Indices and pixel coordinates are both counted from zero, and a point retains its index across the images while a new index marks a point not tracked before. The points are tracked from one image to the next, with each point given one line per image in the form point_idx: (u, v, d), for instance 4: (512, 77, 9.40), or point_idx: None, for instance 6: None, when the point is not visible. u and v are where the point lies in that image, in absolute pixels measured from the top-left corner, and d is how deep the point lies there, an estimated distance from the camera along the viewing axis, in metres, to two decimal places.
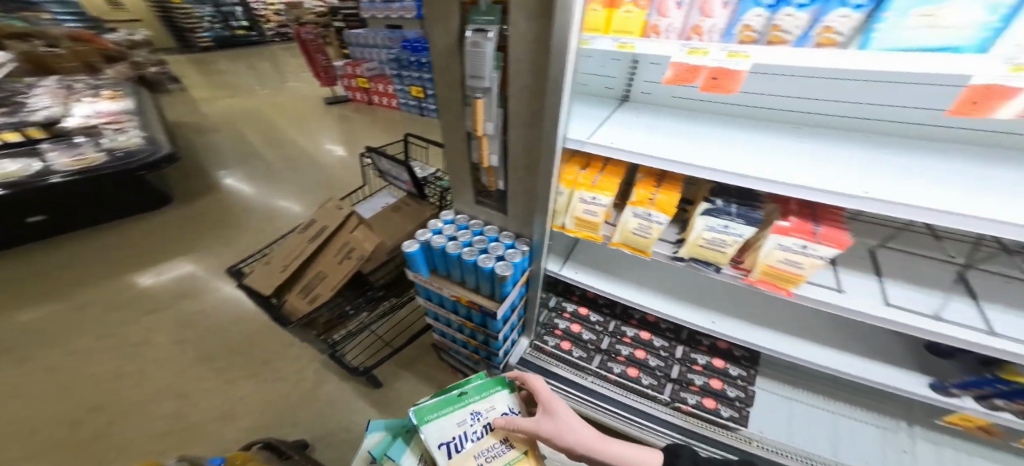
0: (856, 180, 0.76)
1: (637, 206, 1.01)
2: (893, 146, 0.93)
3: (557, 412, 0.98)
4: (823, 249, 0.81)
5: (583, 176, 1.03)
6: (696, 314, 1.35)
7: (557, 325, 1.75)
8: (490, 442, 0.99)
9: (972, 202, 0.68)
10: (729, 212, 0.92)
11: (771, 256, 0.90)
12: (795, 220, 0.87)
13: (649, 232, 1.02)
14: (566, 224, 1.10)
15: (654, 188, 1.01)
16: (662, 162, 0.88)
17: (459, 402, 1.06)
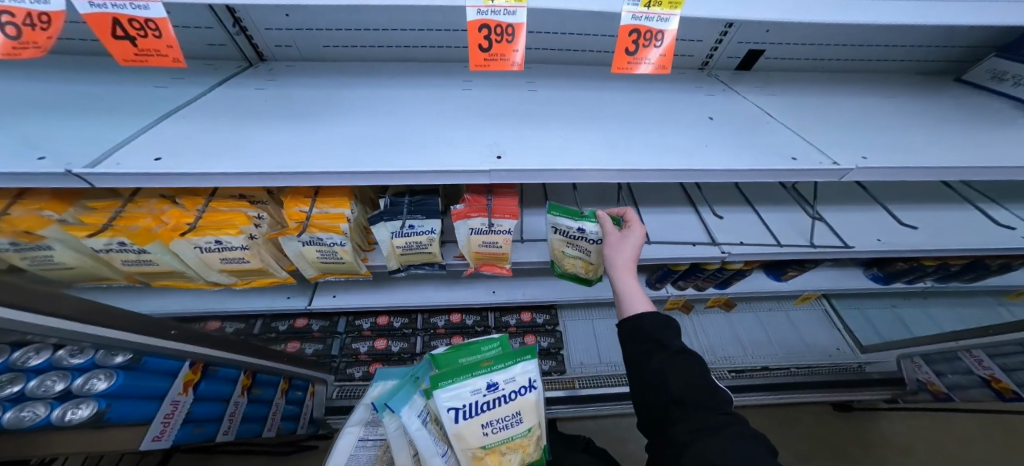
0: (487, 142, 0.67)
1: (290, 235, 0.71)
2: (525, 82, 0.90)
3: (626, 239, 0.71)
4: (505, 223, 0.74)
5: (161, 220, 0.66)
6: (473, 292, 1.22)
7: (358, 351, 1.34)
8: (511, 411, 0.78)
9: (555, 139, 0.69)
10: (401, 211, 0.73)
11: (471, 243, 0.79)
12: (469, 199, 0.77)
13: (338, 257, 0.77)
14: (223, 280, 0.77)
15: (308, 200, 0.72)
16: (266, 177, 0.58)
17: (482, 370, 0.75)
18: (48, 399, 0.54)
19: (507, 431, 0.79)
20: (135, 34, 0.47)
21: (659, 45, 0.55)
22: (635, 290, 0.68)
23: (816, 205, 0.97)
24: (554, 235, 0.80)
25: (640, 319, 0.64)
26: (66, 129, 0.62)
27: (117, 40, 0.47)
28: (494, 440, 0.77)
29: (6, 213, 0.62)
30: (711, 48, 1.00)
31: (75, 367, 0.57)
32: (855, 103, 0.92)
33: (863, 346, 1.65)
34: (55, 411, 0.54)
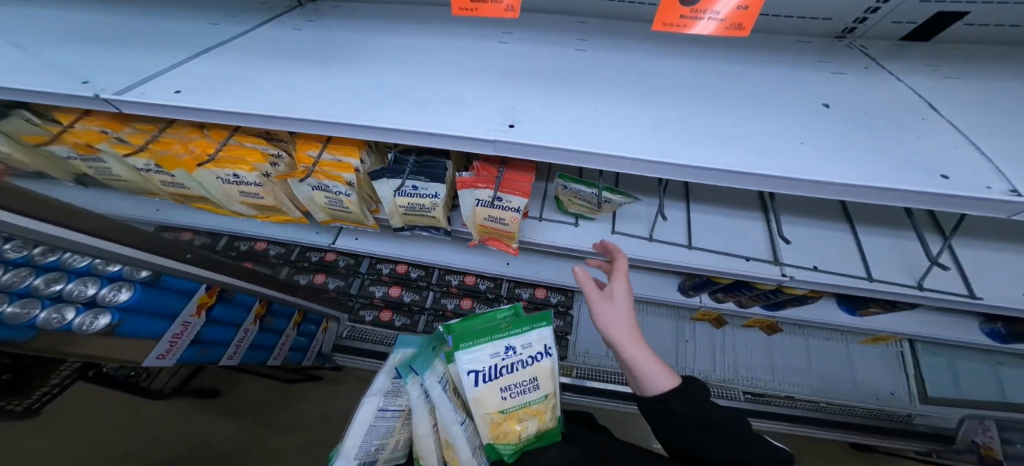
0: (499, 108, 0.57)
1: (297, 178, 0.70)
2: (574, 40, 0.73)
3: (609, 302, 0.55)
4: (513, 200, 0.65)
5: (188, 149, 0.68)
6: (486, 259, 1.15)
7: (373, 295, 1.45)
8: (528, 377, 0.68)
9: (590, 112, 0.56)
10: (404, 171, 0.68)
11: (477, 215, 0.73)
12: (480, 166, 0.70)
13: (344, 206, 0.76)
14: (244, 211, 0.80)
15: (318, 145, 0.69)
16: (264, 120, 0.56)
17: (498, 332, 0.67)
18: (77, 304, 0.66)
19: (525, 398, 0.68)
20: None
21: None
22: (650, 361, 0.51)
23: (950, 241, 0.64)
24: (562, 190, 0.77)
25: (666, 402, 0.50)
26: (109, 61, 0.63)
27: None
28: (512, 405, 0.67)
29: (71, 127, 0.68)
30: (867, 10, 0.65)
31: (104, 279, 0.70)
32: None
33: (925, 396, 1.38)
34: (77, 319, 0.66)
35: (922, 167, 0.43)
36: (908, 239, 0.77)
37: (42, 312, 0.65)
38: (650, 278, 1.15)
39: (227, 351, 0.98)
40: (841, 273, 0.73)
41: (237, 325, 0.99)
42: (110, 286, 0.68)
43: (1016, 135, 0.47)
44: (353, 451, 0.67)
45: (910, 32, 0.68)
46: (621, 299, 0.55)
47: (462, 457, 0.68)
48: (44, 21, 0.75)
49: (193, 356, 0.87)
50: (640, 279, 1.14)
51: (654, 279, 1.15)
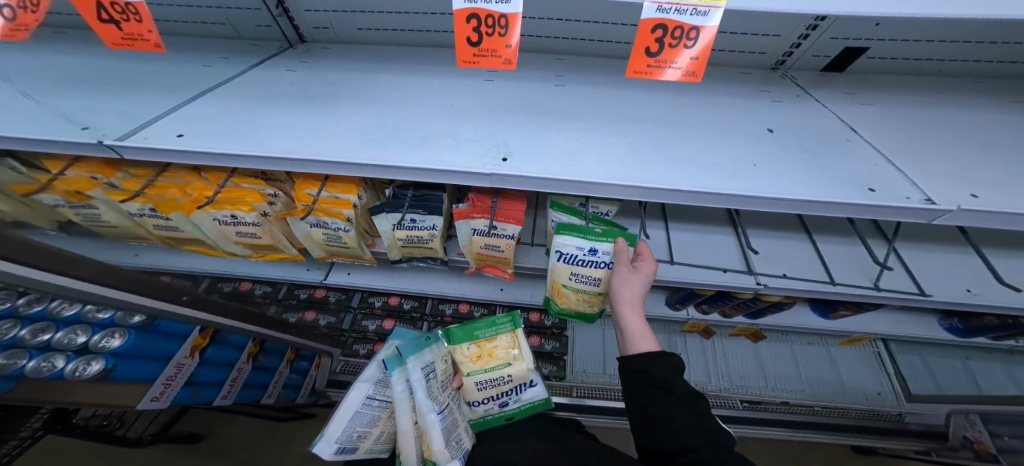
0: (493, 142, 0.62)
1: (297, 216, 0.72)
2: (554, 76, 0.81)
3: (636, 276, 0.66)
4: (508, 228, 0.70)
5: (185, 192, 0.68)
6: (480, 284, 1.17)
7: (366, 329, 1.44)
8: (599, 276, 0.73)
9: (573, 143, 0.62)
10: (403, 205, 0.72)
11: (473, 243, 0.77)
12: (474, 198, 0.74)
13: (343, 241, 0.77)
14: (240, 251, 0.80)
15: (317, 183, 0.71)
16: (265, 161, 0.57)
17: (591, 235, 0.68)
18: (68, 352, 0.69)
19: (590, 287, 0.76)
20: (119, 17, 0.48)
21: (692, 45, 0.42)
22: (637, 328, 0.64)
23: (893, 245, 0.74)
24: (559, 263, 0.74)
25: (640, 364, 0.60)
26: (108, 106, 0.65)
27: (103, 23, 0.49)
28: (578, 287, 0.76)
29: (63, 174, 0.68)
30: (792, 45, 0.77)
31: (98, 322, 0.71)
32: (992, 114, 0.64)
33: (910, 395, 1.44)
34: (70, 366, 0.68)
35: (855, 182, 0.51)
36: (861, 247, 0.85)
37: (29, 362, 0.66)
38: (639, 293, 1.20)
39: (219, 392, 1.00)
40: (808, 279, 0.79)
41: (230, 365, 1.01)
42: (102, 333, 0.70)
43: (928, 153, 0.55)
44: (334, 435, 0.64)
45: (828, 65, 0.80)
46: (635, 279, 0.66)
47: (435, 446, 0.66)
48: (39, 69, 0.76)
49: (185, 398, 0.88)
50: None
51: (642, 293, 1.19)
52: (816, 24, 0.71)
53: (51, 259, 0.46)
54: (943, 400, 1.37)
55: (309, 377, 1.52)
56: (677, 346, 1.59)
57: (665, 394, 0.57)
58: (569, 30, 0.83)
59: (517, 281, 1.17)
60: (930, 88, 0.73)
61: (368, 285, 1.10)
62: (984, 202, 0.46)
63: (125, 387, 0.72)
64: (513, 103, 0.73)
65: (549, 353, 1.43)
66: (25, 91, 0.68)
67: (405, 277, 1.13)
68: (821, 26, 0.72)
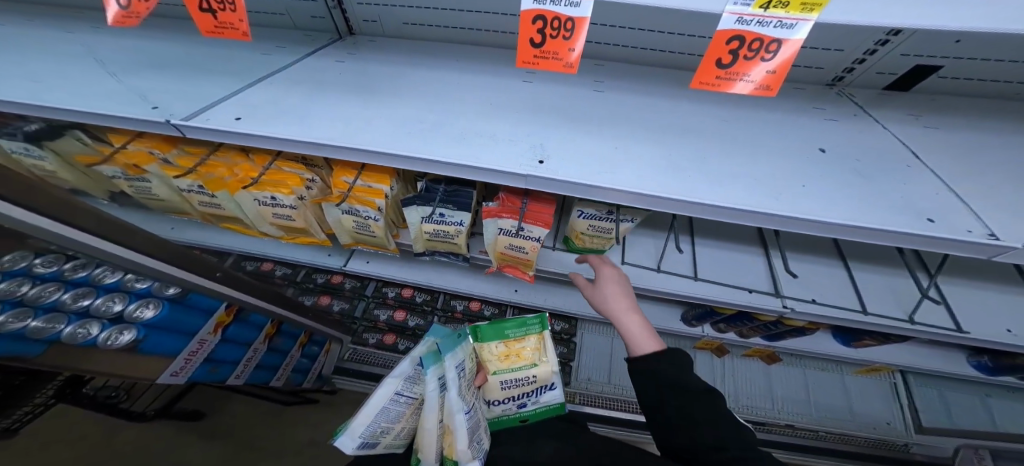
0: (533, 143, 0.63)
1: (332, 203, 0.73)
2: (594, 81, 0.81)
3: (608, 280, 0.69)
4: (533, 230, 0.71)
5: (233, 172, 0.71)
6: (496, 284, 1.17)
7: (378, 318, 1.47)
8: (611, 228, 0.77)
9: (614, 150, 0.62)
10: (434, 199, 0.73)
11: (499, 243, 0.78)
12: (504, 198, 0.75)
13: (371, 230, 0.79)
14: (273, 232, 0.83)
15: (354, 172, 0.72)
16: (316, 147, 0.58)
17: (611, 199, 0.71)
18: (103, 320, 0.71)
19: (601, 235, 0.79)
20: (216, 7, 0.51)
21: (770, 58, 0.41)
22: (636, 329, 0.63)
23: (931, 277, 0.72)
24: (579, 218, 0.77)
25: (646, 362, 0.58)
26: (170, 86, 0.67)
27: (202, 12, 0.51)
28: (592, 234, 0.80)
29: (124, 148, 0.71)
30: (855, 60, 0.74)
31: (135, 291, 0.75)
32: None
33: (921, 427, 1.39)
34: (103, 334, 0.70)
35: (912, 211, 0.49)
36: (895, 276, 0.82)
37: (67, 327, 0.68)
38: (655, 305, 1.18)
39: (234, 370, 1.03)
40: (836, 305, 0.77)
41: (248, 344, 1.04)
42: (139, 302, 0.74)
43: (989, 185, 0.53)
44: (359, 429, 0.63)
45: (893, 83, 0.77)
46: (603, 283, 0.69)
47: (460, 446, 0.66)
48: (106, 47, 0.80)
49: (203, 374, 0.92)
50: (648, 307, 1.17)
51: (658, 306, 1.18)
52: (886, 39, 0.69)
53: (103, 226, 0.48)
54: (962, 438, 1.32)
55: (318, 362, 1.55)
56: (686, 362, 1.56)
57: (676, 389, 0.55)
58: (613, 36, 0.83)
59: (533, 284, 1.17)
60: (989, 113, 0.71)
61: (389, 274, 1.11)
62: None
63: (147, 360, 0.74)
64: (552, 105, 0.73)
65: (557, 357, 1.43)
66: (97, 69, 0.71)
67: (424, 270, 1.14)
68: (894, 41, 0.69)
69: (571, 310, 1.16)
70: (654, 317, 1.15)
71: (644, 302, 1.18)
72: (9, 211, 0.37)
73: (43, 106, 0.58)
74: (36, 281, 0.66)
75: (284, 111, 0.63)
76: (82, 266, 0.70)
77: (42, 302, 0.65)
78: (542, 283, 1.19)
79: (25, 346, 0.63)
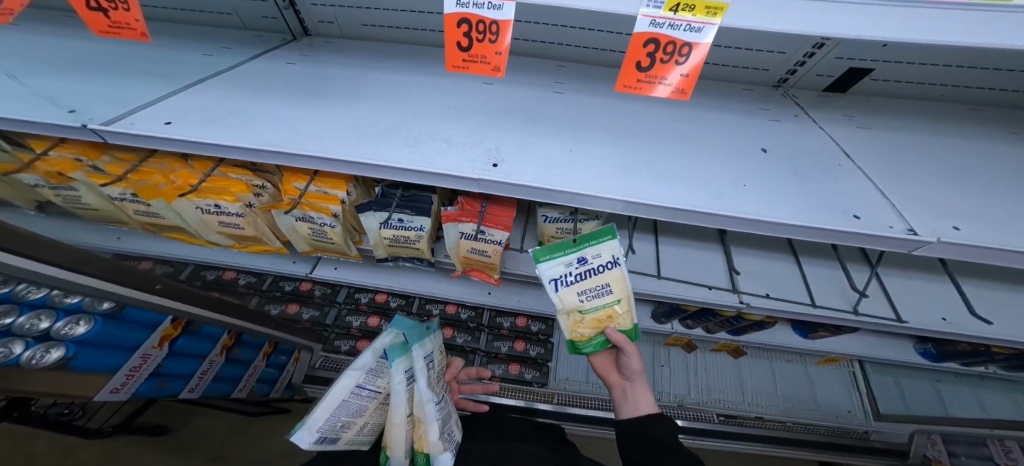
0: (487, 147, 0.62)
1: (283, 209, 0.70)
2: (554, 83, 0.81)
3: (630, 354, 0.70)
4: (494, 233, 0.70)
5: (169, 179, 0.67)
6: (467, 287, 1.15)
7: (350, 325, 1.44)
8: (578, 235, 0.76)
9: (567, 152, 0.62)
10: (390, 204, 0.72)
11: (461, 247, 0.77)
12: (463, 202, 0.74)
13: (329, 237, 0.76)
14: (221, 241, 0.79)
15: (306, 177, 0.70)
16: (257, 153, 0.56)
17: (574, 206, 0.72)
18: (27, 338, 0.67)
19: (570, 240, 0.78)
20: (107, 5, 0.48)
21: (682, 62, 0.42)
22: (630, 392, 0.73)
23: (874, 271, 0.75)
24: (544, 224, 0.77)
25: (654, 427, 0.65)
26: (99, 89, 0.63)
27: (91, 10, 0.48)
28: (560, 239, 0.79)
29: (46, 154, 0.66)
30: (796, 63, 0.78)
31: (63, 307, 0.71)
32: (975, 144, 0.66)
33: (878, 413, 1.46)
34: (27, 353, 0.66)
35: (841, 208, 0.52)
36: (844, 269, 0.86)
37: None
38: None
39: (188, 384, 0.98)
40: (789, 299, 0.80)
41: (202, 357, 0.98)
42: (67, 319, 0.70)
43: (914, 183, 0.56)
44: (317, 424, 0.56)
45: (830, 85, 0.81)
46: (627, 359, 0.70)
47: (431, 437, 0.65)
48: (32, 48, 0.74)
49: (149, 389, 0.87)
50: None
51: None
52: (820, 43, 0.72)
53: (18, 241, 0.44)
54: (912, 422, 1.40)
55: (286, 372, 1.49)
56: (660, 358, 1.60)
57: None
58: (572, 38, 0.83)
59: (505, 286, 1.17)
60: (919, 114, 0.75)
61: (356, 280, 1.08)
62: (964, 234, 0.46)
63: (86, 378, 0.70)
64: (510, 107, 0.72)
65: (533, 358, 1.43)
66: (21, 72, 0.66)
67: (393, 275, 1.11)
68: (827, 45, 0.72)
69: (542, 311, 1.16)
70: None
71: None
72: None
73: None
74: None
75: (224, 114, 0.60)
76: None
77: None
78: (514, 285, 1.19)
79: None
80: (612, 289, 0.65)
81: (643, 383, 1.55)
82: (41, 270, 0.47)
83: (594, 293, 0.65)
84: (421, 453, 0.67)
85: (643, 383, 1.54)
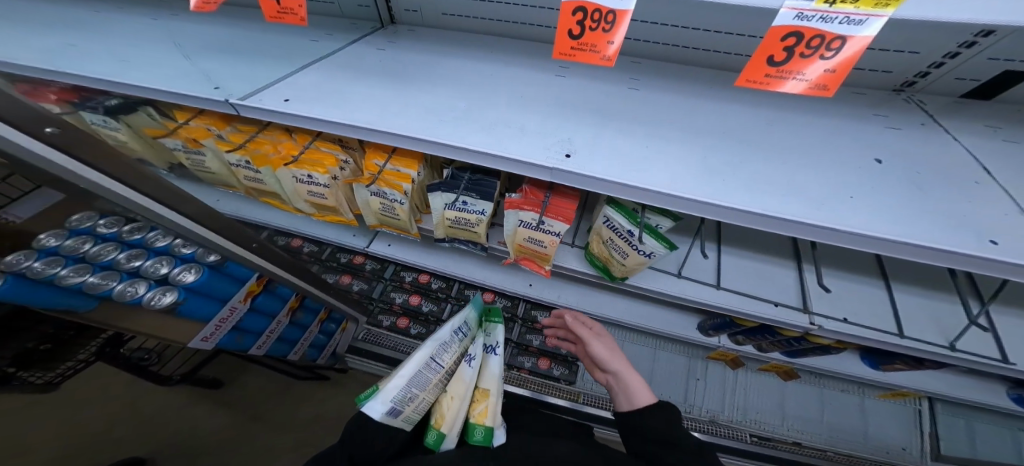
0: (562, 137, 0.62)
1: (362, 184, 0.75)
2: (628, 78, 0.79)
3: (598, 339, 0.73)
4: (554, 224, 0.70)
5: (277, 149, 0.75)
6: (511, 277, 1.17)
7: (394, 300, 1.52)
8: (626, 251, 0.73)
9: (647, 148, 0.61)
10: (458, 187, 0.74)
11: (518, 235, 0.78)
12: (527, 190, 0.75)
13: (396, 213, 0.81)
14: (306, 209, 0.87)
15: (385, 155, 0.75)
16: (352, 129, 0.60)
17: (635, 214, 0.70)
18: (150, 280, 0.78)
19: (615, 251, 0.76)
20: None
21: (829, 56, 0.39)
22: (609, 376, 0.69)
23: (987, 305, 0.66)
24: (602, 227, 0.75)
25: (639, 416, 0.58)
26: (222, 66, 0.72)
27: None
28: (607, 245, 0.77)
29: (188, 124, 0.77)
30: (932, 64, 0.69)
31: (181, 256, 0.81)
32: None
33: (938, 454, 1.32)
34: (149, 294, 0.77)
35: (971, 231, 0.45)
36: (943, 301, 0.77)
37: (117, 284, 0.75)
38: (672, 312, 1.15)
39: (257, 341, 1.10)
40: (870, 327, 0.73)
41: (272, 316, 1.10)
42: (181, 267, 0.79)
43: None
44: (392, 391, 0.58)
45: (973, 90, 0.71)
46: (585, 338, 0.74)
47: (495, 411, 0.70)
48: (170, 29, 0.86)
49: (229, 341, 0.99)
50: (665, 313, 1.14)
51: (674, 313, 1.15)
52: (972, 41, 0.62)
53: (157, 188, 0.51)
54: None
55: (333, 340, 1.61)
56: (699, 373, 1.52)
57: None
58: (650, 33, 0.81)
59: (549, 279, 1.17)
60: None
61: (410, 257, 1.14)
62: None
63: (182, 322, 0.82)
64: (583, 100, 0.72)
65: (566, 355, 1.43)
66: (162, 50, 0.77)
67: (442, 257, 1.16)
68: (981, 43, 0.62)
69: (584, 309, 1.14)
70: (670, 323, 1.13)
71: (661, 308, 1.16)
72: (86, 174, 0.41)
73: (127, 84, 0.65)
74: (99, 240, 0.74)
75: (322, 92, 0.66)
76: (112, 222, 0.74)
77: (100, 260, 0.73)
78: (557, 279, 1.19)
79: (77, 299, 0.71)
80: (628, 259, 0.74)
81: (678, 397, 1.49)
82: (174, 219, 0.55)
83: (617, 249, 0.75)
84: (480, 426, 0.69)
85: (678, 397, 1.48)
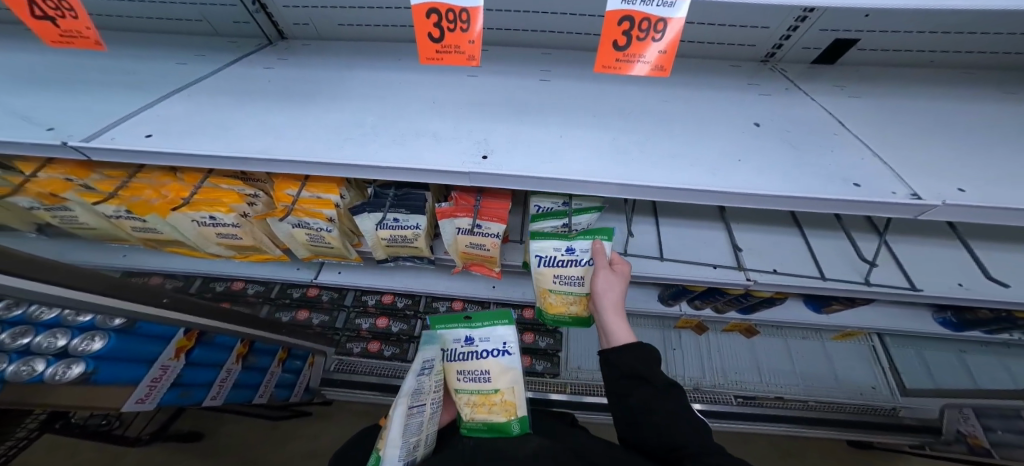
0: (474, 140, 0.61)
1: (277, 217, 0.70)
2: (539, 70, 0.79)
3: (615, 277, 0.63)
4: (490, 226, 0.69)
5: (160, 193, 0.67)
6: (470, 282, 1.15)
7: (360, 327, 1.44)
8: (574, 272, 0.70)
9: (555, 137, 0.61)
10: (384, 205, 0.71)
11: (459, 242, 0.76)
12: (457, 197, 0.74)
13: (326, 241, 0.76)
14: (221, 252, 0.80)
15: (297, 183, 0.69)
16: (240, 161, 0.55)
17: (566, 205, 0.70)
18: (47, 356, 0.69)
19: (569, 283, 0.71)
20: (52, 13, 0.47)
21: (659, 38, 0.41)
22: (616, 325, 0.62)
23: (884, 238, 0.74)
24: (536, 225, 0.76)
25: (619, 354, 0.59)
26: (78, 105, 0.63)
27: (39, 20, 0.47)
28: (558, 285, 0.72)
29: (35, 176, 0.67)
30: (780, 37, 0.74)
31: (78, 325, 0.72)
32: (985, 106, 0.63)
33: (904, 388, 1.44)
34: (50, 369, 0.68)
35: (839, 177, 0.50)
36: (852, 240, 0.84)
37: (8, 366, 0.67)
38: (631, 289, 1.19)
39: (209, 392, 1.01)
40: (796, 274, 0.79)
41: (220, 365, 1.02)
42: (82, 336, 0.71)
43: (913, 148, 0.54)
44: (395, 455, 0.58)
45: (821, 56, 0.78)
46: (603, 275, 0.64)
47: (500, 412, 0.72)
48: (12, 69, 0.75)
49: (174, 399, 0.89)
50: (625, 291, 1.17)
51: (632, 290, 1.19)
52: (804, 16, 0.69)
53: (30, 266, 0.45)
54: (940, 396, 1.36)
55: (304, 376, 1.53)
56: (671, 341, 1.59)
57: (647, 384, 0.56)
58: (549, 22, 0.81)
59: (506, 278, 1.17)
60: (924, 82, 0.70)
61: (359, 282, 1.09)
62: (968, 195, 0.44)
63: (108, 390, 0.72)
64: (492, 99, 0.70)
65: (543, 348, 1.44)
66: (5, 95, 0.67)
67: (395, 275, 1.11)
68: (810, 17, 0.69)
69: None
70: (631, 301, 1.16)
71: None
72: None
73: None
74: None
75: (201, 124, 0.60)
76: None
77: None
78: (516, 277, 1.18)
79: None
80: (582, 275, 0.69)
81: None
82: (52, 290, 0.48)
83: (568, 280, 0.70)
84: (514, 420, 0.72)
85: None
